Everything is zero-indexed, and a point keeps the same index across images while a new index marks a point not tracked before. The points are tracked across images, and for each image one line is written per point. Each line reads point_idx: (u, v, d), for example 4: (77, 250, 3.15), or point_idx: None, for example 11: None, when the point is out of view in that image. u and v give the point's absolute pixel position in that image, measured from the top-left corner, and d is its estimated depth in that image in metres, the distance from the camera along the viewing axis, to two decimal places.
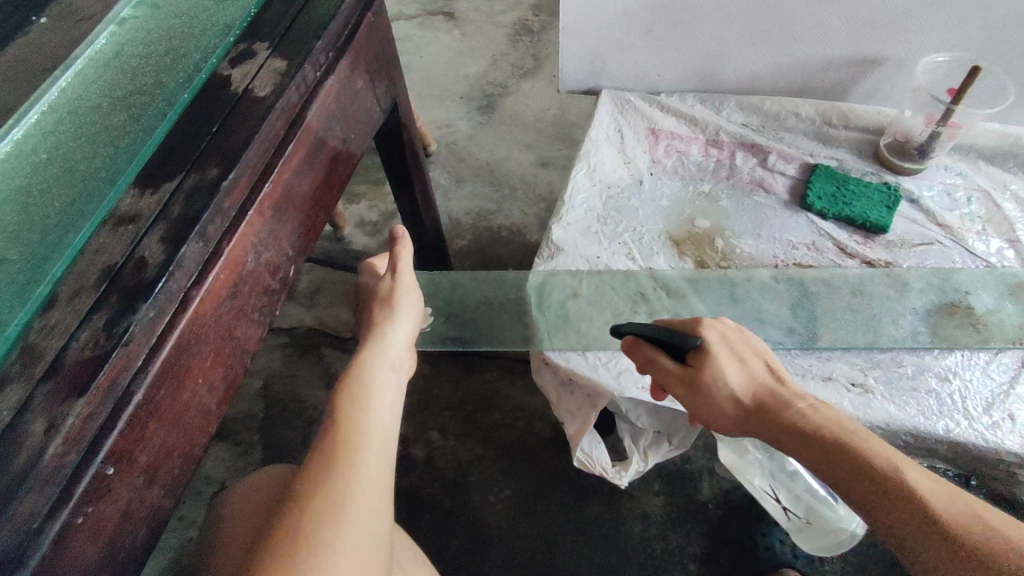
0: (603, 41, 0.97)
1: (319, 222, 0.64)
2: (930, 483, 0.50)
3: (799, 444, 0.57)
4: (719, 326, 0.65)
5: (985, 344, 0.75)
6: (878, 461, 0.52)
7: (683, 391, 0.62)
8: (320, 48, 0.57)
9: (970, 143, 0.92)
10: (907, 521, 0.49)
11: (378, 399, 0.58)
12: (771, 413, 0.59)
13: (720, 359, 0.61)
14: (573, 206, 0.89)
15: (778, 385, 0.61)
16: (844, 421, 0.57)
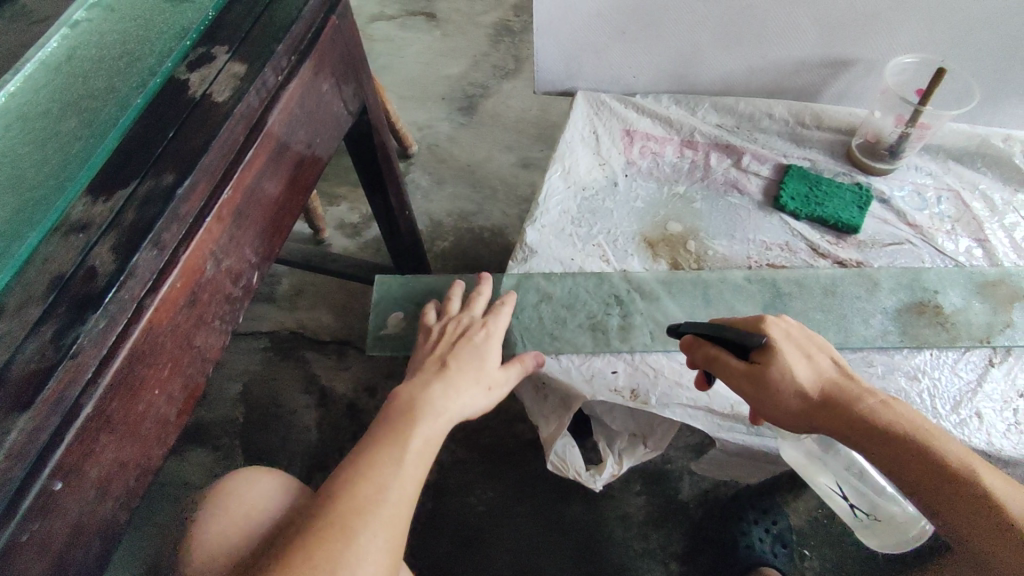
0: (578, 43, 0.97)
1: (284, 227, 0.63)
2: (1008, 488, 0.48)
3: (866, 438, 0.54)
4: (784, 324, 0.63)
5: (954, 343, 0.76)
6: (951, 460, 0.50)
7: (748, 387, 0.60)
8: (282, 51, 0.56)
9: (939, 143, 0.93)
10: (984, 522, 0.46)
11: (432, 438, 0.60)
12: (838, 408, 0.57)
13: (786, 354, 0.60)
14: (548, 208, 0.89)
15: (848, 381, 0.59)
16: (920, 420, 0.54)
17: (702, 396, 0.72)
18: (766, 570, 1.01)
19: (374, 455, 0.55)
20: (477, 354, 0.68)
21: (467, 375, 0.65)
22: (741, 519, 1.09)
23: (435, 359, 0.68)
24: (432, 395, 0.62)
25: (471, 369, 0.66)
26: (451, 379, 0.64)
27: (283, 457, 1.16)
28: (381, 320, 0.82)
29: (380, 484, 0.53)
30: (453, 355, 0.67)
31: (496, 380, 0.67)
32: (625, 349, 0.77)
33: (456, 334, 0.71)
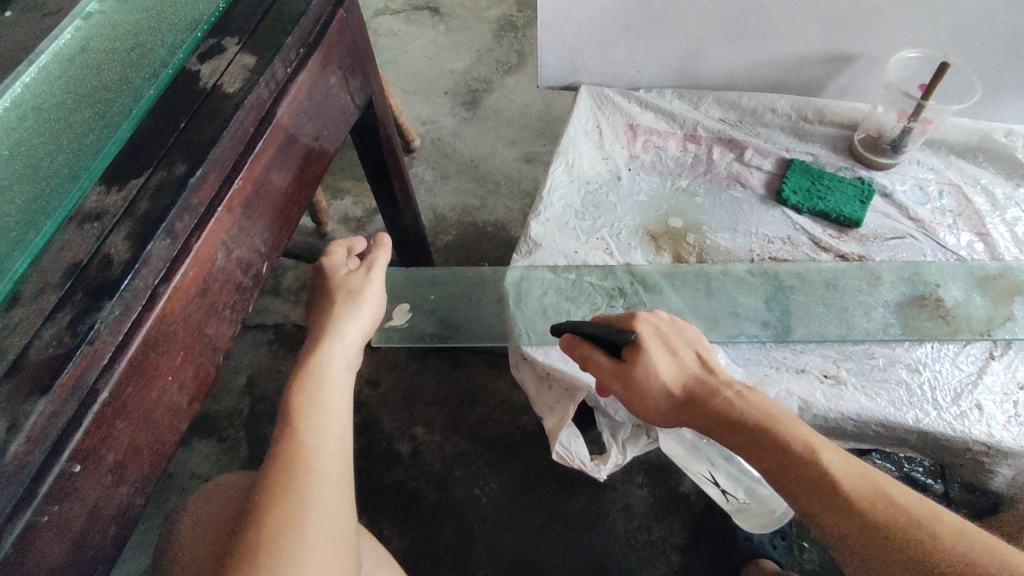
0: (582, 38, 0.97)
1: (293, 218, 0.64)
2: (848, 464, 0.54)
3: (727, 429, 0.59)
4: (651, 320, 0.67)
5: (955, 336, 0.77)
6: (797, 445, 0.55)
7: (618, 386, 0.63)
8: (289, 44, 0.57)
9: (942, 138, 0.94)
10: (828, 501, 0.52)
11: (330, 371, 0.59)
12: (702, 402, 0.61)
13: (652, 353, 0.63)
14: (552, 201, 0.90)
15: (709, 373, 0.64)
16: (770, 405, 0.59)
17: None
18: (766, 562, 1.02)
19: (294, 424, 0.54)
20: (337, 292, 0.66)
21: (339, 313, 0.64)
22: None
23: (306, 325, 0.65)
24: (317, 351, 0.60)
25: (341, 302, 0.65)
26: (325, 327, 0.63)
27: None
28: (388, 312, 0.83)
29: (308, 453, 0.52)
30: (319, 308, 0.65)
31: (363, 292, 0.66)
32: None
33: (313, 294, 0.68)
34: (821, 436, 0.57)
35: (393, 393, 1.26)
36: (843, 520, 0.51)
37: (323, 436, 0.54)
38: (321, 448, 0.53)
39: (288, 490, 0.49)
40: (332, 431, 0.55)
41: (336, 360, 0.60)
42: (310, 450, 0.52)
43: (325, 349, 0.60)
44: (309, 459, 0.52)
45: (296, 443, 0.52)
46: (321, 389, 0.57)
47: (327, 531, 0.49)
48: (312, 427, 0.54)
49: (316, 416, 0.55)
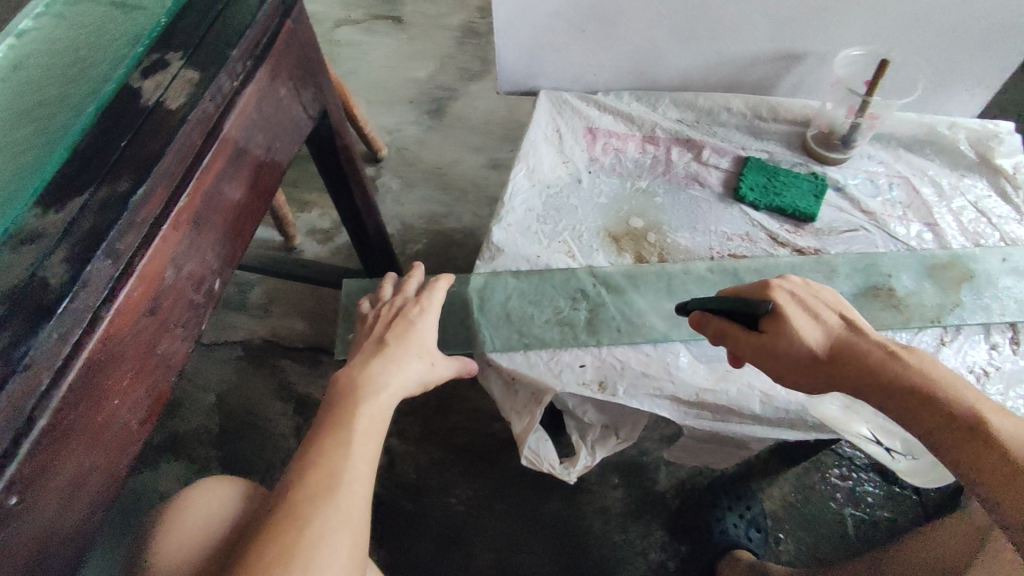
0: (538, 42, 0.98)
1: (247, 230, 0.63)
2: (1017, 425, 0.50)
3: (876, 392, 0.58)
4: (789, 288, 0.67)
5: (906, 325, 0.80)
6: (958, 406, 0.53)
7: (760, 354, 0.65)
8: (235, 56, 0.57)
9: (891, 132, 0.96)
10: (988, 459, 0.49)
11: (381, 405, 0.61)
12: (849, 364, 0.60)
13: (793, 319, 0.64)
14: (513, 206, 0.90)
15: (858, 336, 0.62)
16: (933, 367, 0.57)
17: (668, 384, 0.76)
18: (740, 553, 1.04)
19: (334, 437, 0.56)
20: (416, 331, 0.70)
21: (413, 354, 0.68)
22: (714, 506, 1.13)
23: (373, 341, 0.69)
24: (379, 371, 0.63)
25: (414, 345, 0.69)
26: (394, 354, 0.66)
27: (258, 465, 1.16)
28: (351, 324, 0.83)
29: (344, 466, 0.54)
30: (390, 335, 0.69)
31: (438, 356, 0.70)
32: (594, 342, 0.79)
33: (390, 318, 0.73)
34: (990, 400, 0.53)
35: None
36: (998, 476, 0.48)
37: (358, 454, 0.56)
38: (353, 463, 0.55)
39: (321, 499, 0.51)
40: (368, 451, 0.57)
41: (388, 399, 0.62)
42: (338, 465, 0.54)
43: (387, 373, 0.63)
44: (342, 475, 0.53)
45: (336, 454, 0.55)
46: (370, 412, 0.59)
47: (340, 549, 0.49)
48: (348, 444, 0.56)
49: (358, 434, 0.57)
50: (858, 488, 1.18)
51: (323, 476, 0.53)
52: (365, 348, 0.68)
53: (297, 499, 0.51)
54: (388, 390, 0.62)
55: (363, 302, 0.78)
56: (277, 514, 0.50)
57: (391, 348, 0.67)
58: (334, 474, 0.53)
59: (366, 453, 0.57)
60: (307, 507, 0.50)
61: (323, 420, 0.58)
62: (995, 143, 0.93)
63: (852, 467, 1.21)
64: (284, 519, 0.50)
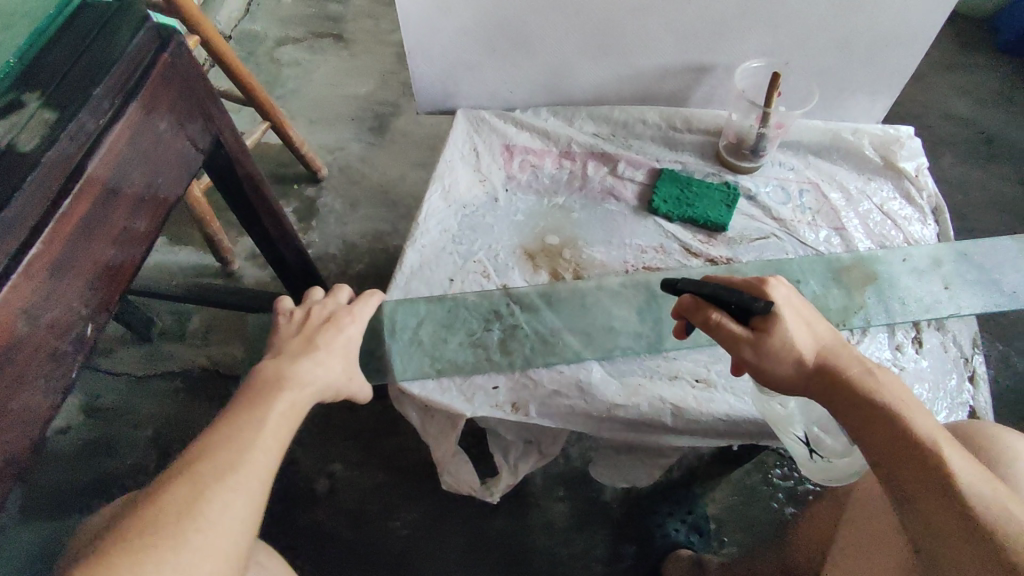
0: (450, 62, 0.97)
1: (125, 276, 0.61)
2: (968, 463, 0.52)
3: (850, 404, 0.58)
4: (786, 291, 0.66)
5: None
6: (920, 432, 0.53)
7: (748, 351, 0.63)
8: (100, 94, 0.56)
9: (799, 139, 0.98)
10: (934, 483, 0.51)
11: (303, 399, 0.56)
12: (833, 374, 0.61)
13: (789, 323, 0.62)
14: (428, 227, 0.89)
15: (843, 352, 0.63)
16: (903, 394, 0.58)
17: (579, 401, 0.76)
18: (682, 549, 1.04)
19: (247, 416, 0.51)
20: (346, 338, 0.65)
21: (339, 359, 0.63)
22: (654, 512, 1.14)
23: (300, 339, 0.62)
24: (303, 369, 0.58)
25: (341, 353, 0.63)
26: (322, 357, 0.61)
27: None
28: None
29: (252, 445, 0.49)
30: (320, 338, 0.63)
31: (357, 369, 0.65)
32: (506, 363, 0.79)
33: (320, 320, 0.66)
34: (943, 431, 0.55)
35: (307, 430, 1.21)
36: (938, 503, 0.50)
37: (271, 433, 0.51)
38: (263, 439, 0.50)
39: (221, 475, 0.46)
40: (282, 433, 0.52)
41: (309, 396, 0.57)
42: (247, 443, 0.49)
43: (313, 369, 0.59)
44: (248, 452, 0.48)
45: (247, 432, 0.50)
46: (291, 395, 0.55)
47: (235, 532, 0.45)
48: (262, 426, 0.51)
49: (276, 412, 0.53)
50: (799, 486, 1.19)
51: (230, 452, 0.48)
52: (286, 341, 0.62)
53: (197, 468, 0.46)
54: (311, 386, 0.58)
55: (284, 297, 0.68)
56: (172, 482, 0.45)
57: (320, 350, 0.62)
58: (243, 449, 0.48)
59: (281, 433, 0.52)
60: (208, 477, 0.46)
61: (239, 398, 0.54)
62: (896, 147, 0.96)
63: (794, 466, 1.21)
64: (179, 488, 0.45)
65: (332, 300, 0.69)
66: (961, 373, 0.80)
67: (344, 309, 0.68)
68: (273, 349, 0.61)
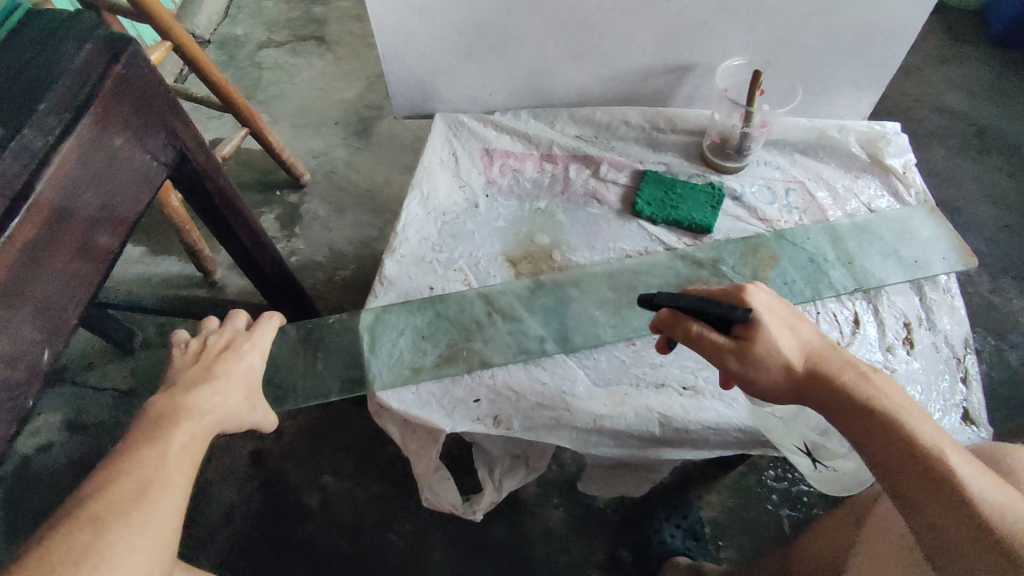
0: (427, 67, 0.95)
1: (83, 295, 0.59)
2: (973, 462, 0.50)
3: (844, 410, 0.56)
4: (765, 296, 0.64)
5: None
6: (920, 435, 0.52)
7: (732, 361, 0.61)
8: (44, 111, 0.53)
9: (785, 138, 0.96)
10: (941, 487, 0.49)
11: (204, 426, 0.56)
12: (822, 379, 0.59)
13: (771, 329, 0.60)
14: (405, 236, 0.86)
15: (831, 353, 0.61)
16: (898, 394, 0.56)
17: (564, 413, 0.74)
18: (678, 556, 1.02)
19: (145, 448, 0.51)
20: (246, 366, 0.66)
21: (239, 387, 0.63)
22: (652, 518, 1.10)
23: (198, 369, 0.62)
24: (201, 399, 0.58)
25: (242, 380, 0.64)
26: (222, 386, 0.61)
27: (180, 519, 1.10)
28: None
29: (153, 475, 0.49)
30: (217, 366, 0.63)
31: (258, 398, 0.65)
32: (486, 374, 0.76)
33: (218, 349, 0.66)
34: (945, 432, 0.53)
35: (296, 442, 1.19)
36: (945, 507, 0.48)
37: (172, 466, 0.51)
38: (167, 469, 0.50)
39: (123, 509, 0.46)
40: (186, 461, 0.52)
41: (210, 424, 0.57)
42: (148, 474, 0.49)
43: (213, 401, 0.58)
44: (151, 483, 0.48)
45: (147, 463, 0.50)
46: (191, 425, 0.55)
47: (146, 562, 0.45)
48: (162, 455, 0.51)
49: (175, 443, 0.53)
50: (794, 487, 1.17)
51: (132, 485, 0.48)
52: (182, 372, 0.62)
53: (94, 507, 0.46)
54: (212, 414, 0.58)
55: (178, 332, 0.68)
56: (64, 525, 0.44)
57: (220, 379, 0.62)
58: (145, 484, 0.48)
59: (184, 463, 0.52)
60: (105, 519, 0.45)
61: (134, 432, 0.53)
62: (882, 144, 0.94)
63: (788, 467, 1.19)
64: (79, 530, 0.44)
65: (232, 330, 0.69)
66: (953, 374, 0.78)
67: (245, 337, 0.68)
68: (169, 381, 0.60)
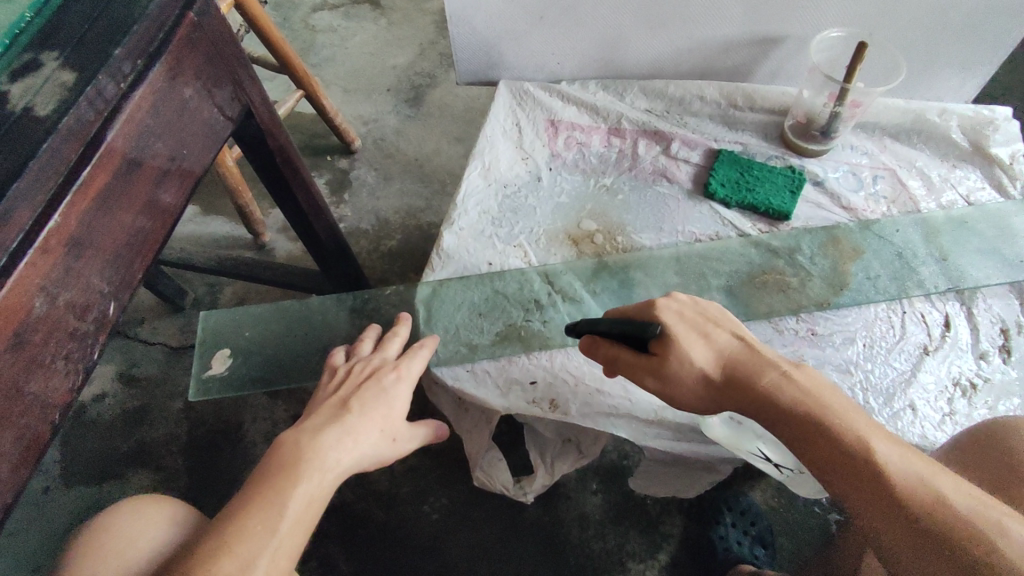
0: (495, 31, 0.90)
1: (149, 251, 0.59)
2: (903, 455, 0.48)
3: (773, 417, 0.54)
4: (674, 304, 0.62)
5: (899, 339, 0.73)
6: (847, 437, 0.49)
7: (651, 382, 0.60)
8: (121, 56, 0.52)
9: (875, 120, 0.89)
10: (870, 491, 0.47)
11: (319, 486, 0.54)
12: (742, 387, 0.57)
13: (681, 342, 0.59)
14: (465, 208, 0.84)
15: (751, 354, 0.58)
16: (822, 389, 0.54)
17: (624, 402, 0.71)
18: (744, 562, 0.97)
19: (248, 517, 0.49)
20: (386, 401, 0.62)
21: (375, 425, 0.60)
22: (717, 523, 1.05)
23: (335, 401, 0.62)
24: (330, 446, 0.56)
25: (379, 415, 0.61)
26: (353, 426, 0.58)
27: (228, 476, 1.09)
28: (207, 360, 0.77)
29: (252, 549, 0.48)
30: (357, 395, 0.62)
31: (400, 431, 0.62)
32: (545, 356, 0.74)
33: (363, 376, 0.65)
34: (878, 424, 0.51)
35: None
36: (877, 510, 0.47)
37: (278, 546, 0.49)
38: (275, 540, 0.49)
39: None
40: (290, 542, 0.50)
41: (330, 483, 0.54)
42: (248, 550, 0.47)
43: (340, 450, 0.56)
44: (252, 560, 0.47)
45: (252, 539, 0.48)
46: (309, 489, 0.53)
47: None
48: (266, 527, 0.49)
49: (271, 550, 0.48)
50: None
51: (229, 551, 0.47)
52: (324, 405, 0.62)
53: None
54: (332, 471, 0.55)
55: (334, 355, 0.70)
56: None
57: (353, 413, 0.60)
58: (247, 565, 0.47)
59: (275, 569, 0.48)
60: None
61: (252, 492, 0.51)
62: (989, 130, 0.87)
63: None
64: None
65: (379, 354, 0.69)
66: None
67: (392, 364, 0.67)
68: (310, 411, 0.61)
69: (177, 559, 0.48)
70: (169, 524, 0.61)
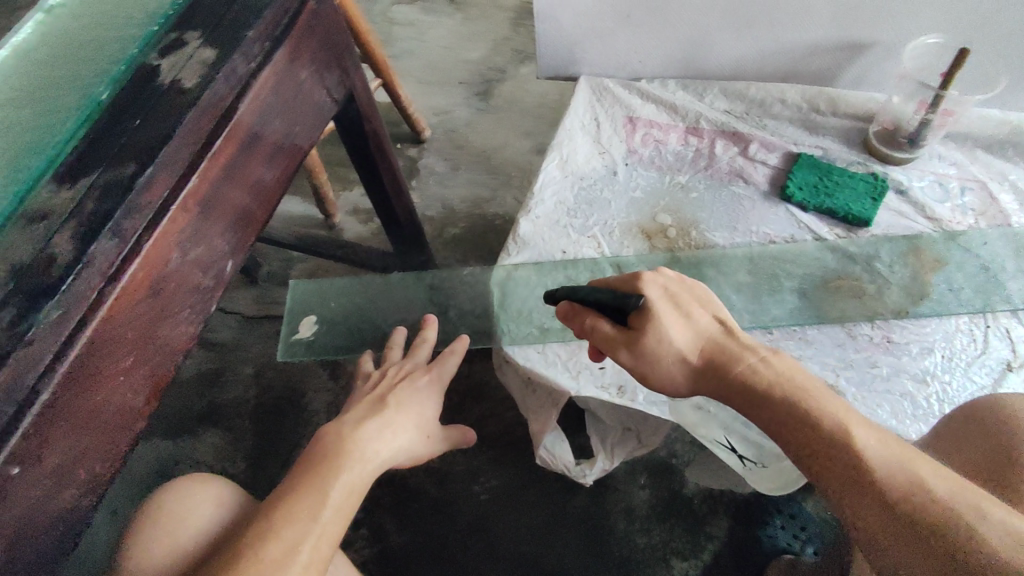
0: (581, 28, 0.93)
1: (258, 222, 0.65)
2: (880, 440, 0.49)
3: (751, 401, 0.55)
4: (660, 280, 0.63)
5: (980, 353, 0.72)
6: (826, 423, 0.50)
7: (626, 354, 0.59)
8: (251, 38, 0.57)
9: (966, 131, 0.87)
10: (850, 476, 0.47)
11: (359, 475, 0.59)
12: (721, 368, 0.57)
13: (663, 318, 0.59)
14: (542, 198, 0.86)
15: (729, 339, 0.59)
16: (799, 376, 0.55)
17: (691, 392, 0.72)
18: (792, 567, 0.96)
19: (296, 497, 0.54)
20: (417, 402, 0.71)
21: (409, 423, 0.68)
22: (765, 523, 1.07)
23: (372, 399, 0.70)
24: (369, 440, 0.63)
25: (414, 416, 0.69)
26: (389, 420, 0.66)
27: (291, 441, 1.16)
28: (294, 325, 0.83)
29: (303, 525, 0.51)
30: (390, 398, 0.70)
31: (430, 429, 0.71)
32: None
33: (395, 380, 0.74)
34: (855, 411, 0.52)
35: None
36: (856, 495, 0.47)
37: (324, 526, 0.53)
38: (320, 522, 0.52)
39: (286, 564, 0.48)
40: (331, 527, 0.53)
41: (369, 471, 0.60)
42: (297, 531, 0.51)
43: (378, 441, 0.63)
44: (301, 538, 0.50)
45: (302, 519, 0.52)
46: (347, 481, 0.57)
47: None
48: (311, 509, 0.53)
49: (314, 535, 0.51)
50: None
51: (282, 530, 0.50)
52: (361, 404, 0.69)
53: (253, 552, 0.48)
54: (371, 462, 0.61)
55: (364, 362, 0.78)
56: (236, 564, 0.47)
57: (389, 411, 0.68)
58: (298, 541, 0.50)
59: (319, 552, 0.51)
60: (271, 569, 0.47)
61: (298, 481, 0.56)
62: None
63: None
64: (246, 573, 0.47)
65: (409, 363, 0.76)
66: None
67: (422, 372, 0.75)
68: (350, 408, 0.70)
69: (236, 535, 0.52)
70: (217, 504, 0.66)
